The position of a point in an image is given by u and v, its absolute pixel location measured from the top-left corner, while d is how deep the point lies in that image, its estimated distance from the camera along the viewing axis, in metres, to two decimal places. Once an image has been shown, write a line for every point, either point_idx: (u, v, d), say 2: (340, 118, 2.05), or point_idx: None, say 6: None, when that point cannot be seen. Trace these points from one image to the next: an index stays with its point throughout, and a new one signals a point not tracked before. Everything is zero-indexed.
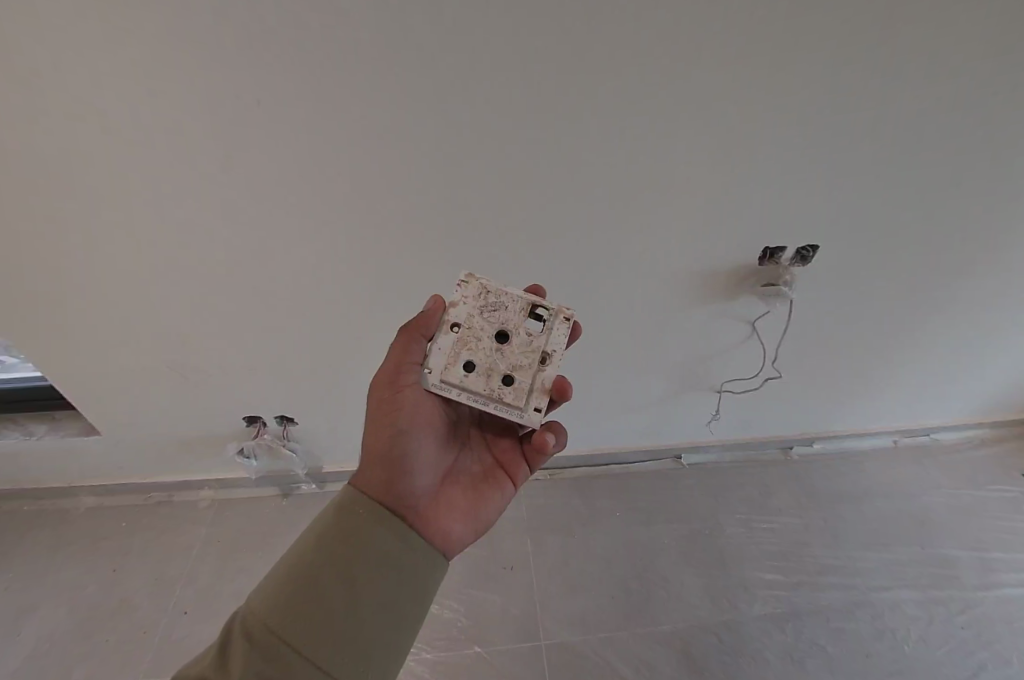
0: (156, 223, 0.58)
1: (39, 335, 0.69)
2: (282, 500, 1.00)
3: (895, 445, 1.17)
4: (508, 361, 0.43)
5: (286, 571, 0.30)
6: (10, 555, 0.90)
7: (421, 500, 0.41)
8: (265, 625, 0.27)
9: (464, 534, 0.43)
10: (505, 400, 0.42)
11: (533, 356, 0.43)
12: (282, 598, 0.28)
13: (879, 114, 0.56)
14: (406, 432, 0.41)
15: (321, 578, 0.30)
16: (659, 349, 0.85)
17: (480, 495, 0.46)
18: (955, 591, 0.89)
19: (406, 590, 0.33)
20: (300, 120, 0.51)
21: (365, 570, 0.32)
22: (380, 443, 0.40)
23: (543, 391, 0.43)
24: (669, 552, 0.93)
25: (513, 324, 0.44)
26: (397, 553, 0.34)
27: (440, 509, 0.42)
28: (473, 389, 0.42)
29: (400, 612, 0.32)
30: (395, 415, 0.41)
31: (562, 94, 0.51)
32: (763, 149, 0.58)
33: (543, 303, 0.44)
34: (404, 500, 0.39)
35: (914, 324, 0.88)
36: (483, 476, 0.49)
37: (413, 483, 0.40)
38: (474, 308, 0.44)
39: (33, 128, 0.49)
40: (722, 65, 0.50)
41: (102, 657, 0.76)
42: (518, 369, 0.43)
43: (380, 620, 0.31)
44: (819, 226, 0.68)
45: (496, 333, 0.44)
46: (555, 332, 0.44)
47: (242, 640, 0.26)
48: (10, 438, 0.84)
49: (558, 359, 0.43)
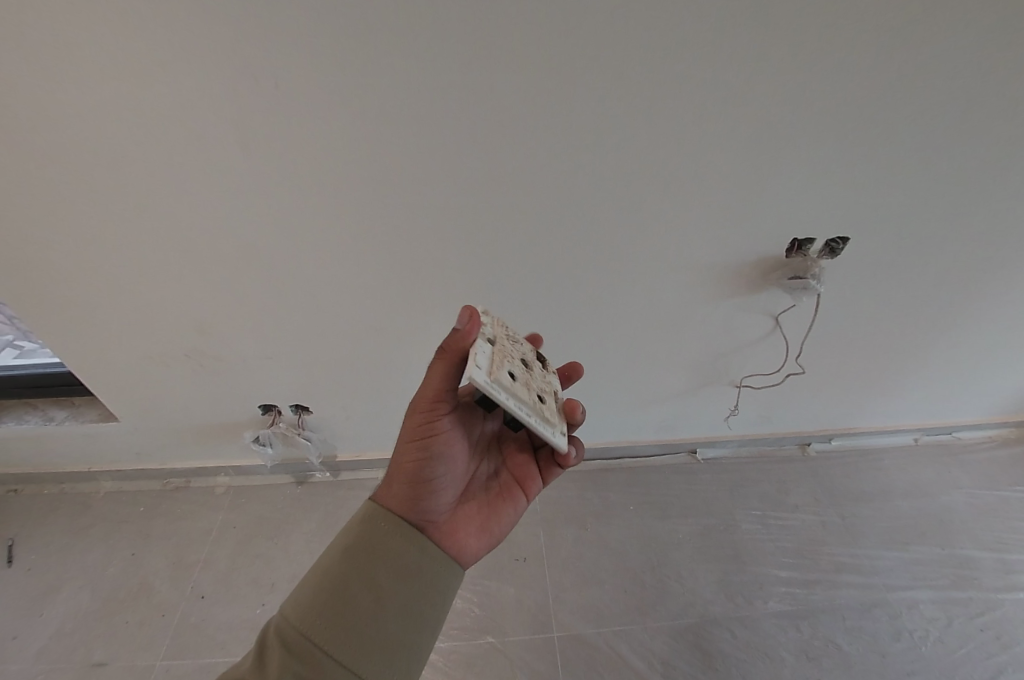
0: (172, 211, 0.57)
1: (58, 322, 0.69)
2: (297, 487, 1.01)
3: (915, 442, 1.14)
4: (535, 383, 0.40)
5: (315, 580, 0.34)
6: (32, 536, 0.92)
7: (441, 515, 0.43)
8: (298, 632, 0.31)
9: (479, 548, 0.44)
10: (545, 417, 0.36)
11: (549, 388, 0.42)
12: (312, 607, 0.32)
13: (929, 100, 0.53)
14: (436, 456, 0.43)
15: (347, 589, 0.33)
16: (678, 343, 0.83)
17: (495, 510, 0.48)
18: (975, 592, 0.87)
19: (424, 599, 0.36)
20: (317, 103, 0.48)
21: (387, 581, 0.35)
22: (410, 462, 0.42)
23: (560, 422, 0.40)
24: (683, 547, 0.93)
25: (527, 359, 0.42)
26: (416, 564, 0.36)
27: (458, 522, 0.44)
28: (521, 396, 0.33)
29: (420, 618, 0.35)
30: (427, 438, 0.42)
31: (594, 75, 0.48)
32: (800, 140, 0.55)
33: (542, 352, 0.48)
34: (426, 516, 0.41)
35: (943, 321, 0.85)
36: (499, 491, 0.50)
37: (436, 500, 0.42)
38: (501, 332, 0.41)
39: (39, 105, 0.47)
40: (763, 48, 0.47)
41: (124, 638, 0.78)
42: (544, 393, 0.39)
43: (402, 626, 0.34)
44: (853, 217, 0.65)
45: (520, 359, 0.41)
46: (552, 377, 0.45)
47: (278, 642, 0.31)
48: (30, 423, 0.86)
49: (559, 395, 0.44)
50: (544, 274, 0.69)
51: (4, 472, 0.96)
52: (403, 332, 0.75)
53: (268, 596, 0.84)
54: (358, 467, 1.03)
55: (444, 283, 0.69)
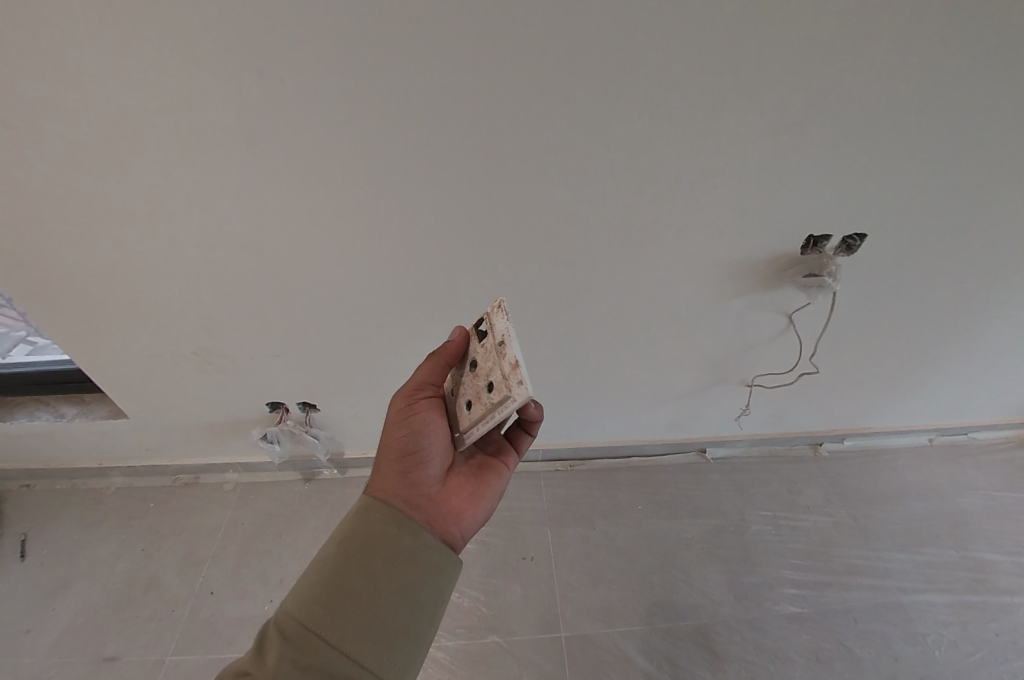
0: (180, 209, 0.57)
1: (69, 321, 0.69)
2: (305, 484, 1.01)
3: (929, 443, 1.12)
4: (485, 374, 0.41)
5: (310, 572, 0.33)
6: (46, 531, 0.93)
7: (432, 489, 0.44)
8: (296, 623, 0.31)
9: (474, 518, 0.45)
10: (496, 402, 0.37)
11: (493, 352, 0.40)
12: (308, 596, 0.32)
13: (960, 92, 0.51)
14: (420, 432, 0.44)
15: (341, 576, 0.33)
16: (689, 341, 0.82)
17: (485, 481, 0.49)
18: (990, 597, 0.85)
19: (421, 581, 0.35)
20: (324, 97, 0.47)
21: (381, 566, 0.34)
22: (396, 441, 0.44)
23: (516, 363, 0.36)
24: (692, 547, 0.92)
25: (477, 351, 0.44)
26: (410, 549, 0.36)
27: (450, 496, 0.45)
28: (477, 416, 0.40)
29: (417, 602, 0.34)
30: (410, 418, 0.45)
31: (607, 69, 0.47)
32: (818, 136, 0.54)
33: (482, 316, 0.44)
34: (416, 490, 0.42)
35: (961, 319, 0.83)
36: (484, 464, 0.52)
37: (425, 474, 0.44)
38: (456, 369, 0.47)
39: (42, 101, 0.46)
40: (781, 43, 0.46)
41: (135, 632, 0.79)
42: (492, 371, 0.39)
43: (400, 611, 0.33)
44: (871, 214, 0.63)
45: (472, 367, 0.44)
46: (497, 322, 0.41)
47: (278, 635, 0.31)
48: (41, 420, 0.86)
49: (510, 333, 0.38)
50: (553, 273, 0.68)
51: (18, 468, 0.97)
52: (410, 329, 0.75)
53: (276, 593, 0.84)
54: (365, 465, 1.03)
55: (452, 281, 0.68)
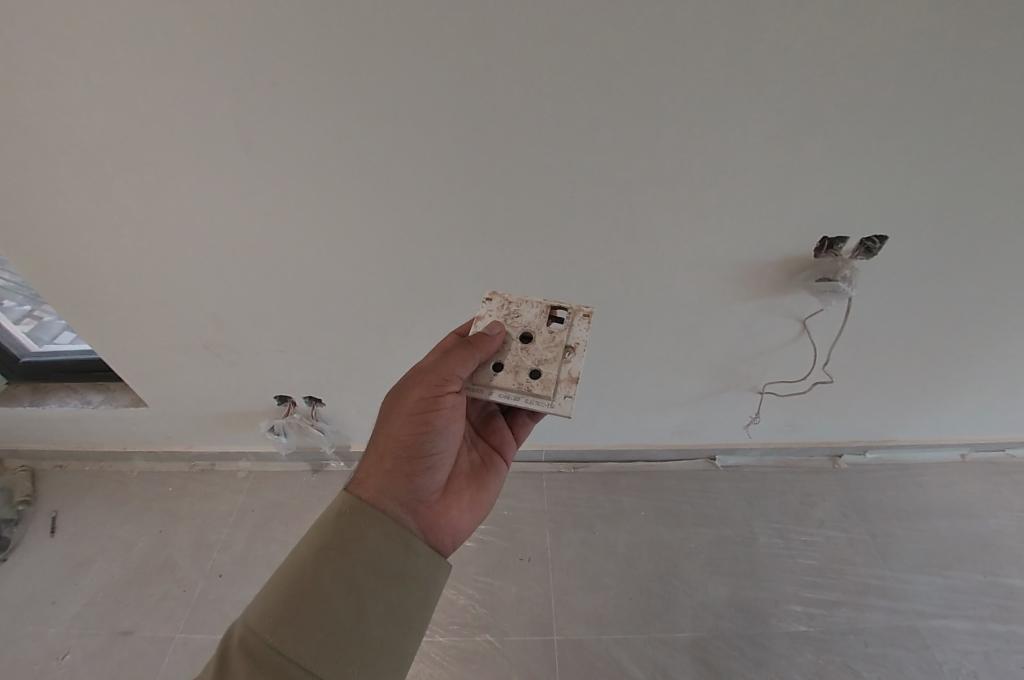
0: (187, 210, 0.60)
1: (92, 314, 0.74)
2: (313, 474, 1.04)
3: (962, 459, 1.05)
4: (534, 357, 0.46)
5: (285, 585, 0.33)
6: (75, 509, 1.00)
7: (432, 490, 0.45)
8: (267, 641, 0.31)
9: (471, 522, 0.47)
10: (536, 391, 0.44)
11: (557, 349, 0.46)
12: (282, 614, 0.32)
13: (990, 86, 0.47)
14: (433, 428, 0.44)
15: (322, 593, 0.33)
16: (695, 345, 0.80)
17: (484, 483, 0.51)
18: (1018, 627, 0.80)
19: (409, 596, 0.36)
20: (319, 101, 0.49)
21: (369, 581, 0.35)
22: (405, 435, 0.44)
23: (572, 380, 0.45)
24: (694, 557, 0.90)
25: (536, 326, 0.48)
26: (400, 563, 0.37)
27: (450, 499, 0.46)
28: (505, 385, 0.45)
29: (401, 619, 0.35)
30: (424, 412, 0.44)
31: (596, 71, 0.46)
32: (825, 136, 0.51)
33: (562, 305, 0.48)
34: (417, 494, 0.43)
35: (997, 328, 0.77)
36: (482, 464, 0.53)
37: (429, 474, 0.44)
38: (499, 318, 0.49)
39: (62, 110, 0.50)
40: (779, 41, 0.44)
41: (149, 608, 0.84)
42: (545, 363, 0.46)
43: (384, 628, 0.34)
44: (892, 216, 0.59)
45: (521, 335, 0.48)
46: (576, 327, 0.47)
47: (246, 653, 0.31)
48: (71, 405, 0.92)
49: (582, 349, 0.46)
50: (550, 274, 0.68)
51: (52, 449, 1.04)
52: (411, 327, 0.76)
53: None
54: None
55: (449, 280, 0.69)
